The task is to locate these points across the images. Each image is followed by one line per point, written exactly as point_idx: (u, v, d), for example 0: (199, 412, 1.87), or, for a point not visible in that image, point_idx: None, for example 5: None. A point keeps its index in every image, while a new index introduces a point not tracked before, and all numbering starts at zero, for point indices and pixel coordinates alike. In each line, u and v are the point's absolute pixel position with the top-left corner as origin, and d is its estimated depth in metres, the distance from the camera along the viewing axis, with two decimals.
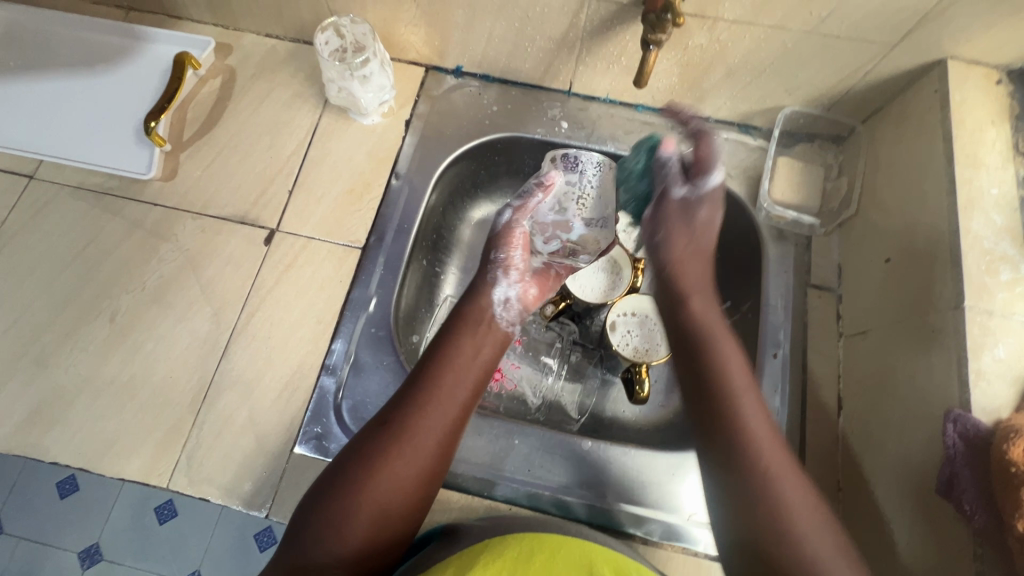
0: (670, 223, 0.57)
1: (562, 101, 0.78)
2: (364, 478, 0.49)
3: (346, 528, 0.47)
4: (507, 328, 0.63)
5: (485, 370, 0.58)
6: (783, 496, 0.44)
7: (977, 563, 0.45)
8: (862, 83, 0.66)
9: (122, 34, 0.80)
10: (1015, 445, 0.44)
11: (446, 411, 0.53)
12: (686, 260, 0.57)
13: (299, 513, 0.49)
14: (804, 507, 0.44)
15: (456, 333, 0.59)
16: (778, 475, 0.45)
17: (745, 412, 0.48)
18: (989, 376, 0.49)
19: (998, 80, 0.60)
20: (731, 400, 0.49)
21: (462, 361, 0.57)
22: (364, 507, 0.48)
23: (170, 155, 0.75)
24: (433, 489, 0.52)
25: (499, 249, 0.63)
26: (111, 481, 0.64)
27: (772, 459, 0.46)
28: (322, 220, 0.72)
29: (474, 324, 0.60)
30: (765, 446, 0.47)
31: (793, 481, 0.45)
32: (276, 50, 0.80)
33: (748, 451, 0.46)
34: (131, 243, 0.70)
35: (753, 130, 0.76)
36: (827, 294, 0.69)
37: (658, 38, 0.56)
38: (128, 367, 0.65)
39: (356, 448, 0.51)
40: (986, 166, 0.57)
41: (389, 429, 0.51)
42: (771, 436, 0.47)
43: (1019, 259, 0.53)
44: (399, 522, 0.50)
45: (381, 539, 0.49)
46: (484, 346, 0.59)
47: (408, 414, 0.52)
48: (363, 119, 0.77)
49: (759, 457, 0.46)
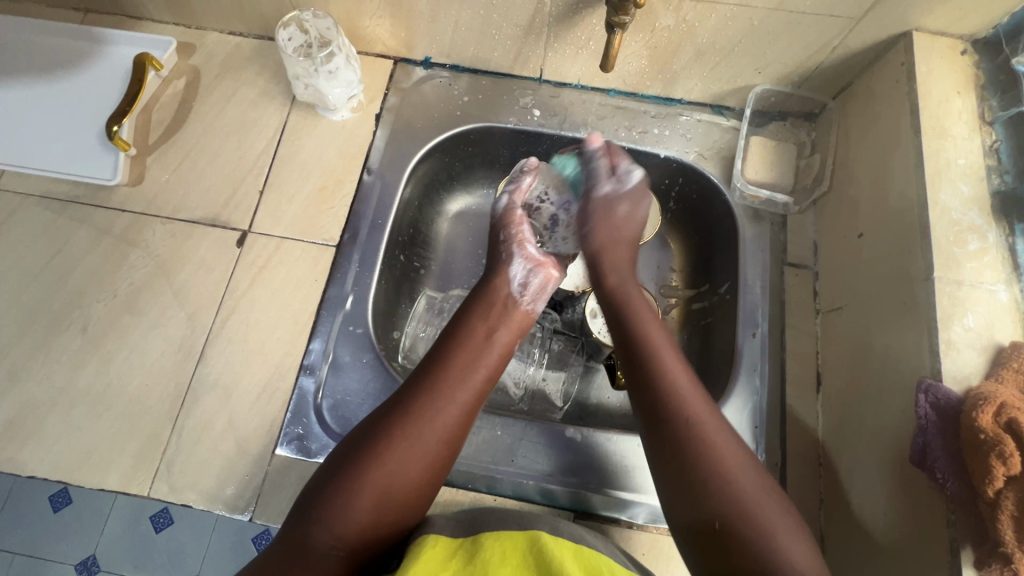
0: (599, 215, 0.67)
1: (534, 88, 0.77)
2: (372, 458, 0.49)
3: (348, 507, 0.47)
4: (528, 307, 0.63)
5: (501, 353, 0.59)
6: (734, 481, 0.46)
7: (950, 529, 0.45)
8: (830, 59, 0.66)
9: (80, 36, 0.78)
10: (984, 412, 0.44)
11: (459, 395, 0.54)
12: (605, 247, 0.65)
13: (305, 495, 0.49)
14: (757, 491, 0.46)
15: (468, 314, 0.60)
16: (702, 430, 0.49)
17: (686, 394, 0.51)
18: (959, 345, 0.49)
19: (963, 51, 0.60)
20: (652, 357, 0.54)
21: (474, 345, 0.57)
22: (370, 485, 0.48)
23: (136, 160, 0.73)
24: (439, 475, 0.52)
25: (506, 229, 0.67)
26: (88, 495, 0.60)
27: (724, 447, 0.48)
28: (295, 219, 0.71)
29: (488, 307, 0.61)
30: (687, 403, 0.50)
31: (743, 469, 0.47)
32: (241, 47, 0.79)
33: (691, 439, 0.48)
34: (100, 250, 0.69)
35: (726, 110, 0.76)
36: (804, 272, 0.70)
37: (621, 20, 0.56)
38: (103, 377, 0.64)
39: (367, 429, 0.51)
40: (952, 137, 0.57)
41: (399, 410, 0.52)
42: (692, 390, 0.52)
43: (986, 229, 0.53)
44: (402, 504, 0.49)
45: (386, 517, 0.48)
46: (498, 328, 0.60)
47: (419, 393, 0.53)
48: (332, 115, 0.76)
49: (682, 414, 0.50)
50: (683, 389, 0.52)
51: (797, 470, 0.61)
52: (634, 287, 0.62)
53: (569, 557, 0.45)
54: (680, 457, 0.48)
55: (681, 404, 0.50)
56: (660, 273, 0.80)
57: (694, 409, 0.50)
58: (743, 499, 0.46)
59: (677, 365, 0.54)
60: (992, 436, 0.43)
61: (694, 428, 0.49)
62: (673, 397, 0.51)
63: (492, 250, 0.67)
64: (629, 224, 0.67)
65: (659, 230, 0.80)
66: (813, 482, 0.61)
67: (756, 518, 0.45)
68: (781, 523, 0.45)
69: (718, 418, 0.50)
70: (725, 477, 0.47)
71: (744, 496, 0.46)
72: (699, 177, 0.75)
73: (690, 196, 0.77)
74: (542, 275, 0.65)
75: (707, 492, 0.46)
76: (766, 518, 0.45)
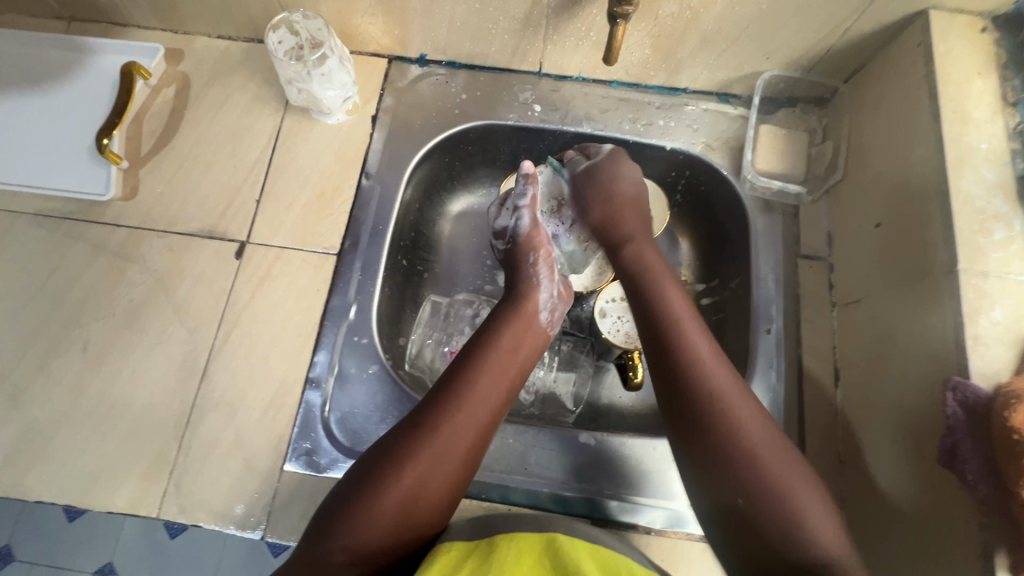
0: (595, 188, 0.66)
1: (534, 83, 0.75)
2: (396, 472, 0.48)
3: (370, 523, 0.46)
4: (547, 330, 0.63)
5: (521, 371, 0.58)
6: (769, 473, 0.45)
7: (982, 531, 0.43)
8: (842, 41, 0.64)
9: (66, 47, 0.76)
10: (1017, 411, 0.42)
11: (483, 413, 0.52)
12: (614, 215, 0.66)
13: (323, 509, 0.48)
14: (794, 482, 0.45)
15: (496, 330, 0.59)
16: (723, 398, 0.49)
17: (707, 361, 0.51)
18: (987, 341, 0.47)
19: (983, 28, 0.58)
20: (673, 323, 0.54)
21: (498, 359, 0.56)
22: (392, 501, 0.47)
23: (128, 173, 0.71)
24: (459, 493, 0.51)
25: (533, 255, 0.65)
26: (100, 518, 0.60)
27: (759, 441, 0.47)
28: (294, 228, 0.69)
29: (514, 323, 0.60)
30: (709, 371, 0.50)
31: (766, 437, 0.47)
32: (230, 51, 0.76)
33: (712, 404, 0.49)
34: (97, 267, 0.67)
35: (733, 98, 0.74)
36: (818, 264, 0.68)
37: (623, 11, 0.54)
38: (107, 397, 0.63)
39: (388, 444, 0.50)
40: (974, 121, 0.54)
41: (424, 425, 0.50)
42: (713, 356, 0.52)
43: (1012, 217, 0.51)
44: (423, 522, 0.48)
45: (403, 534, 0.47)
46: (521, 347, 0.58)
47: (445, 410, 0.51)
48: (327, 118, 0.74)
49: (705, 384, 0.50)
50: (706, 358, 0.51)
51: (817, 469, 0.60)
52: (649, 251, 0.63)
53: (585, 559, 0.44)
54: (702, 427, 0.48)
55: (702, 373, 0.50)
56: (668, 268, 0.77)
57: (714, 379, 0.50)
58: (770, 469, 0.46)
59: (697, 332, 0.54)
60: None
61: (716, 394, 0.49)
62: (699, 363, 0.51)
63: (515, 271, 0.65)
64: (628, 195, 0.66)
65: (668, 224, 0.78)
66: (833, 481, 0.60)
67: (785, 500, 0.44)
68: (806, 495, 0.45)
69: (743, 389, 0.50)
70: (760, 470, 0.45)
71: (774, 477, 0.45)
72: (707, 169, 0.72)
73: (698, 188, 0.75)
74: (562, 301, 0.65)
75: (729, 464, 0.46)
76: (794, 492, 0.45)
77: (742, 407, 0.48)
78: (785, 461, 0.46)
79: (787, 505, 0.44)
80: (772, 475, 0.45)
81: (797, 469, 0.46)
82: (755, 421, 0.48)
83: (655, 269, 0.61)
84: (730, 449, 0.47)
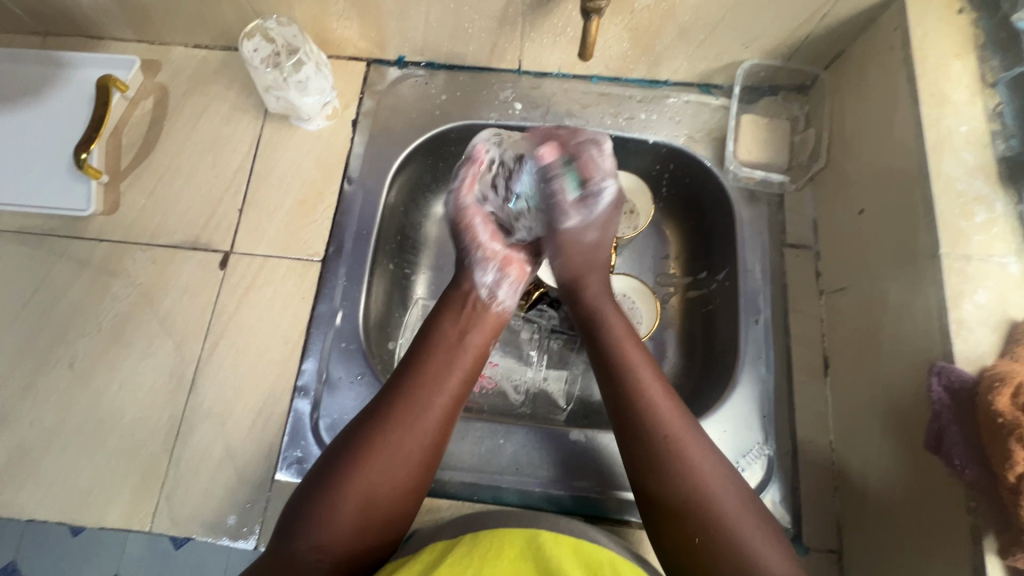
0: (567, 244, 0.61)
1: (514, 81, 0.74)
2: (351, 467, 0.48)
3: (333, 518, 0.46)
4: (498, 308, 0.61)
5: (476, 353, 0.57)
6: (704, 486, 0.47)
7: (972, 516, 0.43)
8: (820, 28, 0.63)
9: (41, 61, 0.75)
10: (1000, 394, 0.42)
11: (434, 402, 0.52)
12: (579, 268, 0.62)
13: (286, 510, 0.48)
14: (720, 487, 0.47)
15: (439, 317, 0.58)
16: (677, 443, 0.49)
17: (658, 406, 0.51)
18: (971, 324, 0.47)
19: (960, 9, 0.57)
20: (627, 372, 0.54)
21: (447, 347, 0.55)
22: (350, 499, 0.47)
23: (109, 187, 0.71)
24: (422, 484, 0.51)
25: (466, 236, 0.62)
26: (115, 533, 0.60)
27: (694, 452, 0.49)
28: (277, 236, 0.69)
29: (459, 307, 0.59)
30: (663, 413, 0.51)
31: (723, 483, 0.47)
32: (207, 60, 0.76)
33: (668, 450, 0.49)
34: (81, 283, 0.67)
35: (714, 89, 0.73)
36: (804, 252, 0.68)
37: (596, 6, 0.53)
38: (95, 412, 0.63)
39: (342, 443, 0.50)
40: (953, 103, 0.54)
41: (379, 418, 0.50)
42: (665, 400, 0.52)
43: (993, 198, 0.50)
44: (387, 516, 0.48)
45: (368, 528, 0.47)
46: (470, 329, 0.58)
47: (394, 402, 0.51)
48: (307, 124, 0.73)
49: (659, 430, 0.50)
50: (658, 403, 0.51)
51: (809, 456, 0.60)
52: (607, 298, 0.61)
53: (568, 554, 0.44)
54: (658, 474, 0.48)
55: (656, 420, 0.50)
56: (656, 261, 0.77)
57: (665, 419, 0.50)
58: (722, 513, 0.46)
59: (650, 375, 0.53)
60: (1010, 419, 0.41)
61: (671, 440, 0.49)
62: (649, 411, 0.51)
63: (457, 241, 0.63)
64: (600, 248, 0.63)
65: (654, 218, 0.77)
66: (825, 469, 0.60)
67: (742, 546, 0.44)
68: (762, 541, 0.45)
69: (694, 432, 0.50)
70: (692, 479, 0.47)
71: (729, 522, 0.45)
72: (691, 161, 0.72)
73: (683, 180, 0.74)
74: (512, 276, 0.63)
75: (684, 509, 0.46)
76: (751, 537, 0.45)
77: (675, 423, 0.50)
78: (713, 466, 0.48)
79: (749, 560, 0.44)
80: (727, 520, 0.45)
81: (731, 490, 0.47)
82: (682, 427, 0.50)
83: (607, 314, 0.59)
84: (688, 496, 0.47)
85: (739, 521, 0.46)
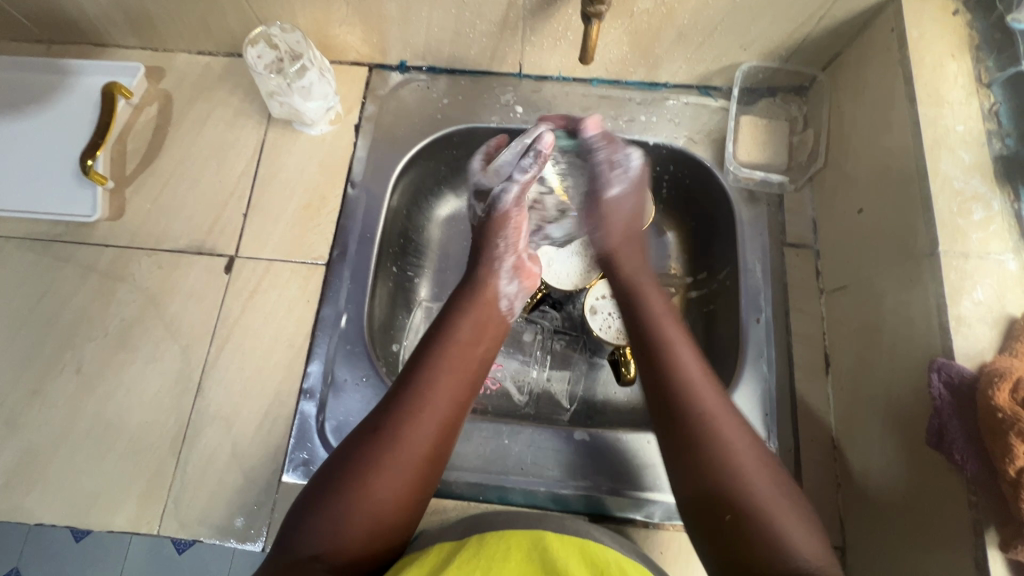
0: (612, 215, 0.65)
1: (515, 84, 0.75)
2: (362, 477, 0.48)
3: (343, 526, 0.46)
4: (507, 317, 0.62)
5: (482, 361, 0.57)
6: (737, 463, 0.45)
7: (972, 511, 0.44)
8: (817, 30, 0.64)
9: (46, 69, 0.76)
10: (1000, 390, 0.43)
11: (443, 411, 0.52)
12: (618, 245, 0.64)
13: (290, 518, 0.48)
14: (753, 467, 0.46)
15: (450, 325, 0.58)
16: (716, 419, 0.48)
17: (696, 382, 0.50)
18: (970, 320, 0.47)
19: (954, 11, 0.58)
20: (667, 349, 0.53)
21: (459, 357, 0.55)
22: (360, 508, 0.47)
23: (115, 193, 0.72)
24: (428, 489, 0.51)
25: (496, 237, 0.65)
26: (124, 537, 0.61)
27: (729, 430, 0.47)
28: (282, 240, 0.69)
29: (473, 316, 0.59)
30: (698, 389, 0.50)
31: (756, 462, 0.46)
32: (211, 67, 0.77)
33: (704, 421, 0.48)
34: (87, 288, 0.68)
35: (713, 91, 0.74)
36: (804, 251, 0.68)
37: (596, 10, 0.54)
38: (103, 416, 0.63)
39: (350, 451, 0.49)
40: (949, 103, 0.55)
41: (387, 429, 0.50)
42: (702, 377, 0.51)
43: (990, 196, 0.51)
44: (393, 523, 0.48)
45: (378, 536, 0.47)
46: (481, 339, 0.58)
47: (403, 411, 0.51)
48: (310, 129, 0.74)
49: (696, 403, 0.49)
50: (695, 379, 0.50)
51: (811, 454, 0.61)
52: (646, 276, 0.61)
53: (574, 557, 0.44)
54: (693, 446, 0.47)
55: (690, 393, 0.49)
56: (658, 262, 0.77)
57: (699, 396, 0.49)
58: (754, 490, 0.44)
59: (688, 352, 0.53)
60: (1010, 414, 0.42)
61: (705, 416, 0.48)
62: (683, 384, 0.50)
63: (480, 252, 0.64)
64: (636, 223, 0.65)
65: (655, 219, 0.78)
66: (827, 466, 0.60)
67: (772, 526, 0.43)
68: (792, 523, 0.43)
69: (730, 411, 0.49)
70: (727, 456, 0.46)
71: (758, 499, 0.44)
72: (691, 162, 0.72)
73: (683, 181, 0.75)
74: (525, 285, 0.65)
75: (715, 485, 0.45)
76: (780, 517, 0.43)
77: (712, 400, 0.49)
78: (748, 446, 0.47)
79: (782, 545, 0.42)
80: (758, 497, 0.44)
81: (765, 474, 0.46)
82: (717, 405, 0.49)
83: (648, 290, 0.59)
84: (721, 472, 0.45)
85: (773, 506, 0.44)
